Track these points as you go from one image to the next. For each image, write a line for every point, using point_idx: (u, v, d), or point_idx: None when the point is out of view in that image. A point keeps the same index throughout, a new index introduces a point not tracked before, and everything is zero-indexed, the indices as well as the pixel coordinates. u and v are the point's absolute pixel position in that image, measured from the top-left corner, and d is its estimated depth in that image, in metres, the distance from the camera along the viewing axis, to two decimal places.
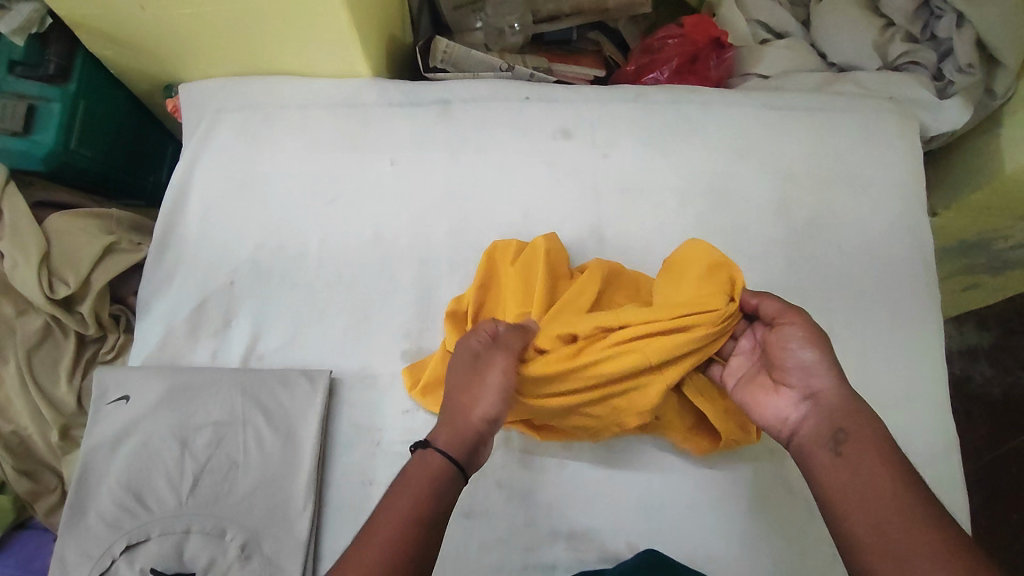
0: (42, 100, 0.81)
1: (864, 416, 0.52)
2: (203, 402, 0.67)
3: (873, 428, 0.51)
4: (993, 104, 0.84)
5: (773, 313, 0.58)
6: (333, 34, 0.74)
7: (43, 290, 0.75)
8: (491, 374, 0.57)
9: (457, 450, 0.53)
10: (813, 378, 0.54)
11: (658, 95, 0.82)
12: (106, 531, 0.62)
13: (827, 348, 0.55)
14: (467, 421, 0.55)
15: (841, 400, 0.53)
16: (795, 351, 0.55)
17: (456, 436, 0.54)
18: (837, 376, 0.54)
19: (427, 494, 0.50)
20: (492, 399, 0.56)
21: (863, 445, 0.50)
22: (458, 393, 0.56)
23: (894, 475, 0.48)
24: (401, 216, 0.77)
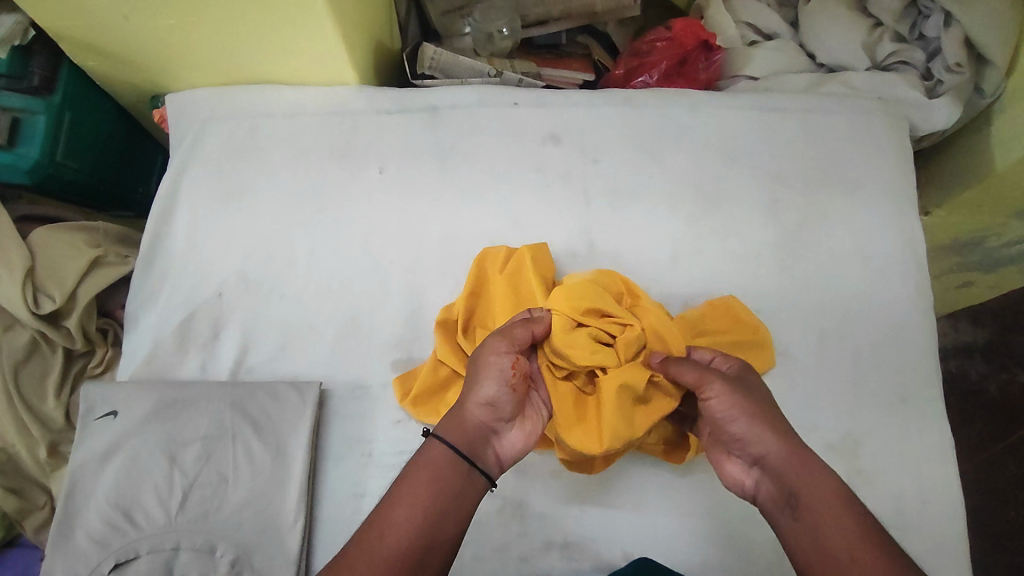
0: (27, 113, 0.80)
1: (812, 466, 0.51)
2: (192, 416, 0.67)
3: (823, 480, 0.50)
4: (981, 103, 0.84)
5: (694, 377, 0.56)
6: (318, 41, 0.73)
7: (28, 305, 0.73)
8: (490, 359, 0.56)
9: (457, 440, 0.53)
10: (755, 440, 0.52)
11: (647, 98, 0.81)
12: (94, 549, 0.61)
13: (756, 408, 0.53)
14: (463, 410, 0.54)
15: (785, 456, 0.51)
16: (727, 420, 0.54)
17: (457, 427, 0.54)
18: (779, 435, 0.52)
19: (432, 486, 0.50)
20: (490, 383, 0.55)
21: (816, 508, 0.49)
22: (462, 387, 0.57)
23: (854, 531, 0.47)
24: (390, 224, 0.76)
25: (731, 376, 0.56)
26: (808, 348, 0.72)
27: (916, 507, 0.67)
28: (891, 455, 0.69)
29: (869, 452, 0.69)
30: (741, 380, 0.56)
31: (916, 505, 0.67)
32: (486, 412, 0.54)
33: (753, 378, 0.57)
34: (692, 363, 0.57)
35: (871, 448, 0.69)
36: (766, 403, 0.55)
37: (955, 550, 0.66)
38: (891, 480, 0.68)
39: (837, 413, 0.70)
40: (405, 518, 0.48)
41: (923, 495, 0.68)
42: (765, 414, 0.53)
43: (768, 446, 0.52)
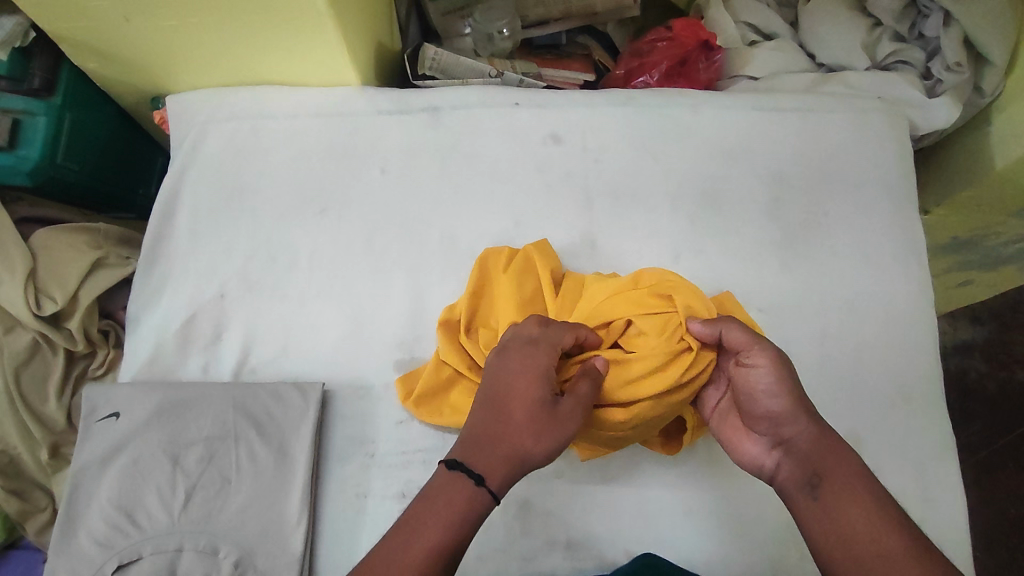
0: (28, 115, 0.80)
1: (839, 449, 0.53)
2: (194, 417, 0.66)
3: (850, 462, 0.52)
4: (981, 102, 0.84)
5: (742, 345, 0.57)
6: (320, 43, 0.73)
7: (29, 307, 0.73)
8: (565, 420, 0.55)
9: (504, 454, 0.53)
10: (788, 417, 0.54)
11: (648, 98, 0.81)
12: (97, 551, 0.61)
13: (794, 386, 0.55)
14: (516, 425, 0.54)
15: (815, 437, 0.54)
16: (764, 393, 0.55)
17: (507, 474, 0.53)
18: (812, 419, 0.54)
19: (468, 521, 0.50)
20: (556, 448, 0.54)
21: (840, 488, 0.51)
22: (518, 421, 0.54)
23: (874, 514, 0.49)
24: (392, 225, 0.76)
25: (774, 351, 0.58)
26: (809, 347, 0.72)
27: (918, 504, 0.68)
28: (893, 453, 0.69)
29: (870, 449, 0.69)
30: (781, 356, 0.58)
31: (919, 503, 0.68)
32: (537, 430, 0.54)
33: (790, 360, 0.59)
34: (740, 329, 0.58)
35: (872, 446, 0.69)
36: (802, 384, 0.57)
37: (957, 547, 0.66)
38: (892, 478, 0.68)
39: (839, 411, 0.70)
40: (432, 543, 0.48)
41: (925, 493, 0.68)
42: (803, 392, 0.55)
43: (801, 424, 0.54)
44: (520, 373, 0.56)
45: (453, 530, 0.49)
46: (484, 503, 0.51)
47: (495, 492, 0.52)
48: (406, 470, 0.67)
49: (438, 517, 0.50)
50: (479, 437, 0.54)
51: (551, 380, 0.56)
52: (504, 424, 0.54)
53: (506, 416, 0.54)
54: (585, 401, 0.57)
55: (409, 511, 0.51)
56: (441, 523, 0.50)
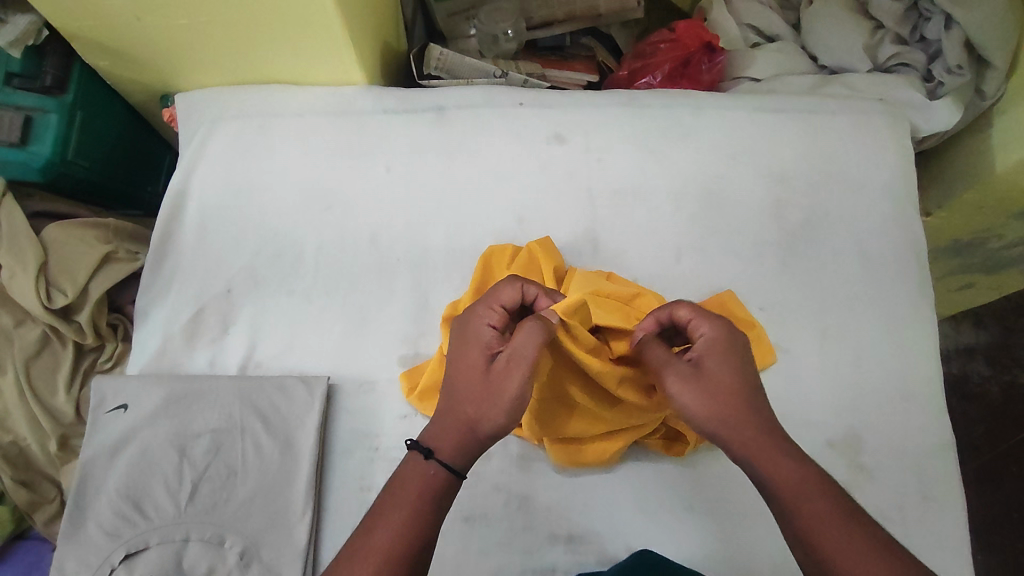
0: (39, 111, 0.81)
1: (774, 454, 0.53)
2: (201, 409, 0.68)
3: (790, 469, 0.52)
4: (983, 104, 0.85)
5: (656, 365, 0.58)
6: (327, 42, 0.74)
7: (40, 300, 0.75)
8: (499, 379, 0.54)
9: (454, 426, 0.54)
10: (718, 433, 0.54)
11: (651, 99, 0.82)
12: (105, 541, 0.62)
13: (710, 398, 0.55)
14: (458, 394, 0.55)
15: (745, 447, 0.53)
16: (685, 416, 0.56)
17: (458, 446, 0.54)
18: (738, 426, 0.54)
19: (426, 497, 0.52)
20: (497, 411, 0.53)
21: (779, 493, 0.52)
22: (458, 390, 0.56)
23: (817, 518, 0.50)
24: (397, 223, 0.77)
25: (689, 363, 0.57)
26: (809, 346, 0.73)
27: (916, 503, 0.68)
28: (891, 452, 0.70)
29: (869, 448, 0.70)
30: (698, 368, 0.56)
31: (917, 501, 0.68)
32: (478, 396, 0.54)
33: (721, 357, 0.57)
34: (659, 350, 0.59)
35: (871, 445, 0.70)
36: (732, 387, 0.55)
37: (955, 546, 0.67)
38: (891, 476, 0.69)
39: (839, 410, 0.71)
40: (393, 527, 0.50)
41: (923, 491, 0.68)
42: (727, 404, 0.54)
43: (727, 440, 0.54)
44: (462, 342, 0.58)
45: (413, 507, 0.51)
46: (441, 477, 0.53)
47: (448, 463, 0.53)
48: None
49: (397, 498, 0.52)
50: (435, 416, 0.56)
51: (490, 344, 0.57)
52: (450, 396, 0.56)
53: (451, 390, 0.56)
54: (518, 357, 0.54)
55: (376, 500, 0.53)
56: (402, 504, 0.51)
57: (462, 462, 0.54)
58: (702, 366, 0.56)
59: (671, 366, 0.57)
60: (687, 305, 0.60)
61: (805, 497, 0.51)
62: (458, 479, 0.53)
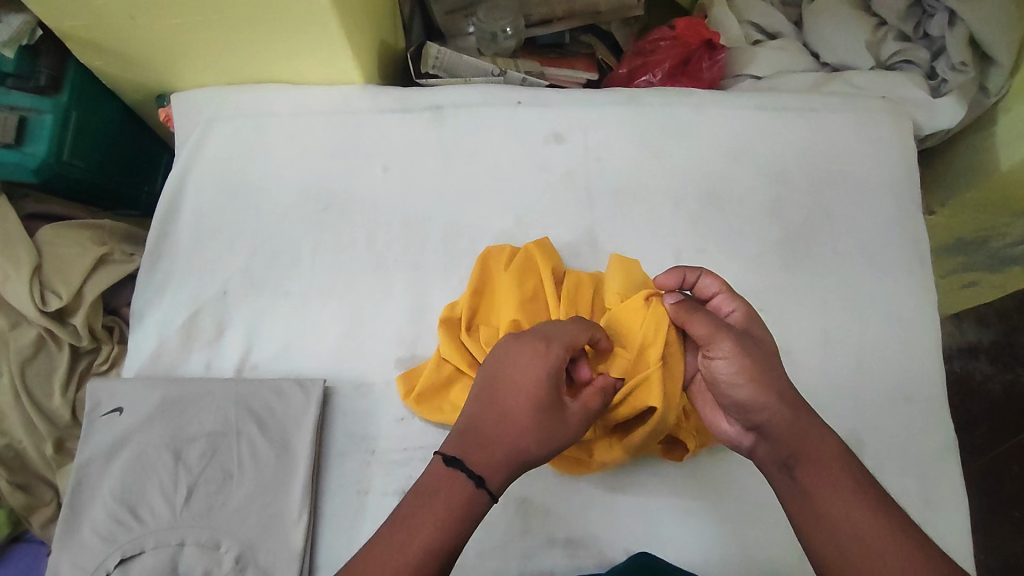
0: (34, 112, 0.81)
1: (813, 426, 0.53)
2: (196, 412, 0.67)
3: (828, 443, 0.52)
4: (986, 102, 0.83)
5: (705, 337, 0.57)
6: (323, 41, 0.74)
7: (35, 302, 0.74)
8: (569, 422, 0.55)
9: (508, 458, 0.52)
10: (763, 400, 0.54)
11: (650, 97, 0.81)
12: (100, 545, 0.62)
13: (760, 369, 0.54)
14: (520, 428, 0.53)
15: (787, 421, 0.53)
16: (731, 383, 0.55)
17: (506, 478, 0.52)
18: (785, 401, 0.53)
19: (468, 515, 0.50)
20: (555, 451, 0.54)
21: (815, 468, 0.51)
22: (525, 424, 0.53)
23: (851, 495, 0.49)
24: (393, 225, 0.77)
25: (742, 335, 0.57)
26: (810, 347, 0.72)
27: (917, 506, 0.67)
28: (894, 454, 0.69)
29: (871, 450, 0.69)
30: (751, 339, 0.57)
31: (920, 505, 0.67)
32: (538, 437, 0.53)
33: (763, 336, 0.58)
34: (710, 317, 0.58)
35: (873, 447, 0.69)
36: (774, 360, 0.56)
37: (957, 549, 0.66)
38: (892, 478, 0.68)
39: (841, 412, 0.70)
40: (432, 542, 0.48)
41: (925, 494, 0.68)
42: (773, 378, 0.54)
43: (771, 410, 0.53)
44: (525, 368, 0.55)
45: (454, 526, 0.49)
46: (483, 500, 0.51)
47: (494, 492, 0.51)
48: (407, 467, 0.67)
49: (436, 516, 0.49)
50: (485, 441, 0.52)
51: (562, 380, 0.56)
52: (510, 424, 0.53)
53: (511, 419, 0.53)
54: (590, 413, 0.57)
55: (403, 513, 0.49)
56: (440, 521, 0.49)
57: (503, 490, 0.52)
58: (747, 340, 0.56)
59: (723, 332, 0.56)
60: (715, 281, 0.63)
61: (839, 471, 0.51)
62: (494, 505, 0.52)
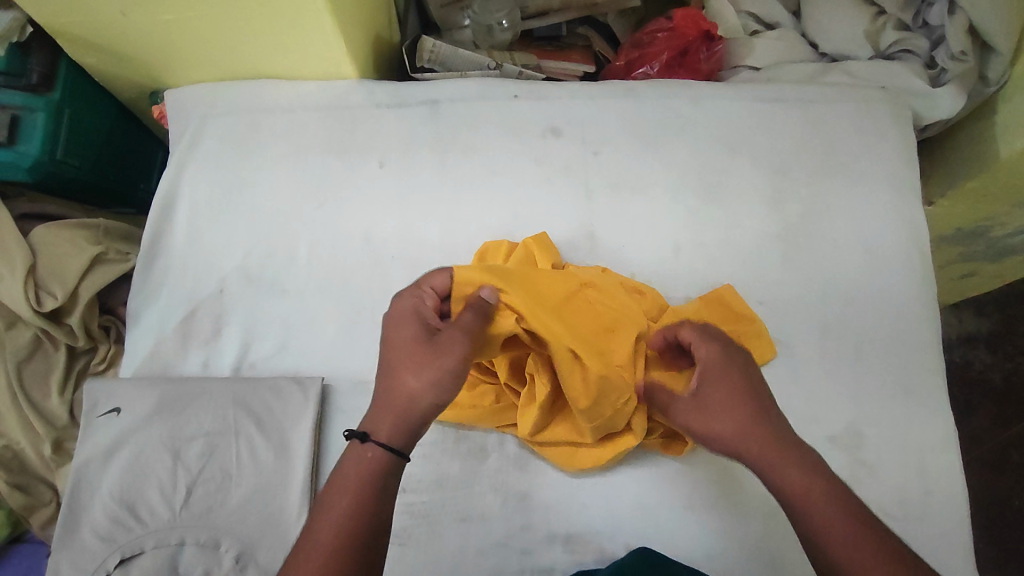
0: (26, 110, 0.79)
1: (780, 459, 0.51)
2: (195, 412, 0.67)
3: (795, 472, 0.50)
4: (986, 91, 0.83)
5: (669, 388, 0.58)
6: (316, 35, 0.73)
7: (30, 304, 0.74)
8: (440, 348, 0.54)
9: (394, 407, 0.52)
10: (724, 439, 0.54)
11: (647, 89, 0.81)
12: (99, 545, 0.62)
13: (715, 416, 0.55)
14: (394, 376, 0.53)
15: (753, 458, 0.52)
16: (697, 435, 0.56)
17: (395, 426, 0.52)
18: (744, 439, 0.53)
19: (366, 477, 0.49)
20: (438, 381, 0.53)
21: (790, 504, 0.50)
22: (395, 368, 0.54)
23: (829, 527, 0.47)
24: (390, 221, 0.76)
25: (697, 383, 0.57)
26: (809, 340, 0.72)
27: (917, 497, 0.67)
28: (894, 446, 0.69)
29: (872, 443, 0.69)
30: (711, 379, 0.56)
31: (919, 497, 0.67)
32: (413, 376, 0.53)
33: (729, 372, 0.56)
34: None
35: (873, 439, 0.69)
36: (738, 394, 0.55)
37: (958, 541, 0.66)
38: (893, 470, 0.68)
39: (841, 405, 0.70)
40: (340, 521, 0.47)
41: (925, 486, 0.68)
42: (732, 419, 0.54)
43: (737, 450, 0.53)
44: (396, 320, 0.57)
45: (356, 491, 0.49)
46: (379, 457, 0.51)
47: (389, 444, 0.51)
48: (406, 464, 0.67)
49: (338, 490, 0.49)
50: (374, 403, 0.53)
51: (426, 319, 0.57)
52: (386, 378, 0.54)
53: (389, 372, 0.54)
54: (468, 328, 0.56)
55: (318, 497, 0.50)
56: (342, 492, 0.49)
57: (399, 438, 0.51)
58: (701, 385, 0.57)
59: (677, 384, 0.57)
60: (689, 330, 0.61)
61: (812, 506, 0.48)
62: (397, 458, 0.51)
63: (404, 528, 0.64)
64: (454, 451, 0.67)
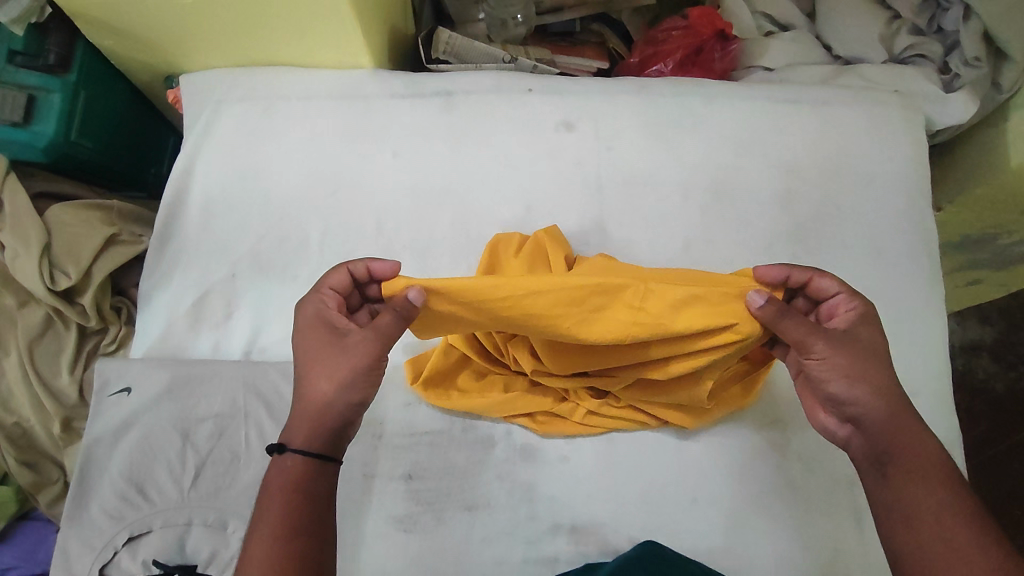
0: (42, 91, 0.80)
1: (911, 430, 0.53)
2: (205, 394, 0.67)
3: (925, 443, 0.53)
4: (999, 98, 0.83)
5: (799, 339, 0.55)
6: (333, 23, 0.73)
7: (44, 281, 0.75)
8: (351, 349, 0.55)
9: (313, 415, 0.54)
10: (865, 397, 0.54)
11: (661, 87, 0.81)
12: (108, 523, 0.63)
13: (864, 366, 0.55)
14: (310, 387, 0.55)
15: (884, 418, 0.54)
16: (829, 379, 0.55)
17: (312, 432, 0.54)
18: (881, 396, 0.54)
19: (288, 488, 0.51)
20: (351, 382, 0.55)
21: (910, 466, 0.52)
22: (311, 377, 0.55)
23: (945, 499, 0.50)
24: (402, 211, 0.76)
25: (842, 334, 0.56)
26: None
27: None
28: None
29: None
30: (849, 337, 0.56)
31: None
32: (326, 383, 0.55)
33: (868, 334, 0.57)
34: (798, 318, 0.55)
35: None
36: (874, 358, 0.55)
37: None
38: None
39: None
40: (272, 529, 0.49)
41: None
42: (866, 374, 0.54)
43: (867, 405, 0.54)
44: (304, 325, 0.58)
45: (283, 502, 0.51)
46: (299, 463, 0.53)
47: (305, 449, 0.53)
48: (415, 451, 0.67)
49: (267, 501, 0.51)
50: (292, 414, 0.55)
51: (334, 321, 0.58)
52: (300, 386, 0.56)
53: (302, 376, 0.56)
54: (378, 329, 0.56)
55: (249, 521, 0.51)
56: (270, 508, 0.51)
57: (316, 441, 0.54)
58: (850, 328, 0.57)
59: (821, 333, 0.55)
60: (836, 280, 0.60)
61: (934, 478, 0.51)
62: (318, 460, 0.53)
63: (410, 514, 0.65)
64: (462, 440, 0.67)
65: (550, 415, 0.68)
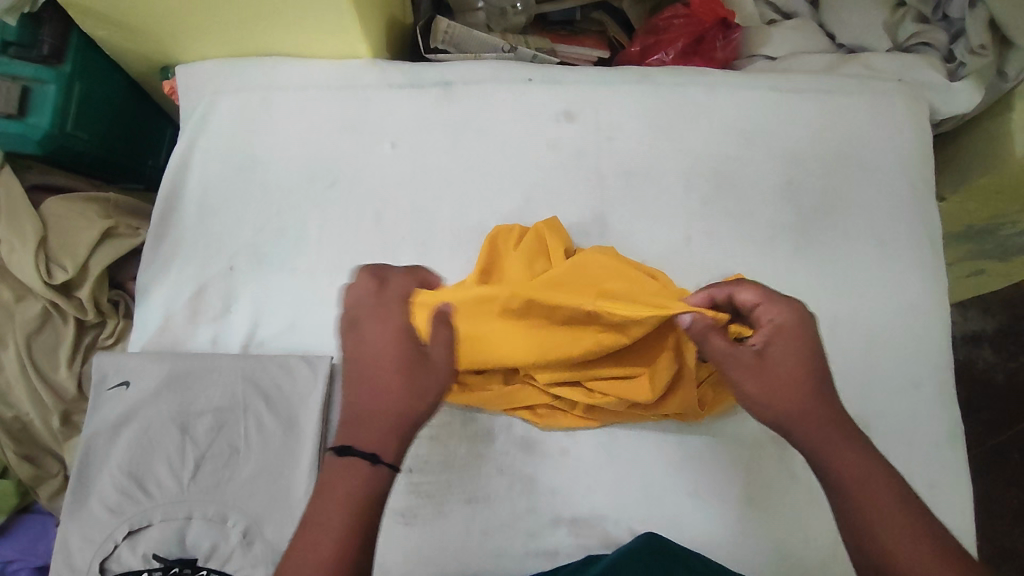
0: (37, 82, 0.79)
1: (837, 447, 0.52)
2: (205, 386, 0.67)
3: (849, 456, 0.51)
4: (1004, 86, 0.82)
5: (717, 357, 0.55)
6: (331, 12, 0.72)
7: (41, 275, 0.75)
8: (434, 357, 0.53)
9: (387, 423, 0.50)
10: (788, 418, 0.53)
11: (662, 77, 0.80)
12: (107, 516, 0.63)
13: (782, 386, 0.54)
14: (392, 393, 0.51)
15: (806, 437, 0.53)
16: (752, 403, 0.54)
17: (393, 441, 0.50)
18: (805, 412, 0.53)
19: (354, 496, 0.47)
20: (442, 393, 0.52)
21: (842, 484, 0.51)
22: (398, 384, 0.51)
23: (894, 508, 0.49)
24: (401, 202, 0.76)
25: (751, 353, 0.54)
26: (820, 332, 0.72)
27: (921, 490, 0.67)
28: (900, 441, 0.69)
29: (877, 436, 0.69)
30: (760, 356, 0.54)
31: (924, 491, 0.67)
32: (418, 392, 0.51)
33: (782, 347, 0.54)
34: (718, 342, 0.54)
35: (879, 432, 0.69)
36: (790, 376, 0.54)
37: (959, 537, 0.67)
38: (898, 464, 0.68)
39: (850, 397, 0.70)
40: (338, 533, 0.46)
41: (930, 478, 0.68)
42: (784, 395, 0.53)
43: (795, 427, 0.53)
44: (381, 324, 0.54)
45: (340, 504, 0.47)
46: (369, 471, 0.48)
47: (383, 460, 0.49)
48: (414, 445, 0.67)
49: (332, 503, 0.47)
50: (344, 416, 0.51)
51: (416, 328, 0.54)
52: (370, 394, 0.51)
53: (373, 381, 0.52)
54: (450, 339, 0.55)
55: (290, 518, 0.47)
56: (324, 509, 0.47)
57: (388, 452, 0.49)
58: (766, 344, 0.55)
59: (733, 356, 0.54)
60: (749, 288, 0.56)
61: (867, 491, 0.50)
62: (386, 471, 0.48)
63: (410, 508, 0.65)
64: (462, 433, 0.67)
65: (550, 407, 0.67)
